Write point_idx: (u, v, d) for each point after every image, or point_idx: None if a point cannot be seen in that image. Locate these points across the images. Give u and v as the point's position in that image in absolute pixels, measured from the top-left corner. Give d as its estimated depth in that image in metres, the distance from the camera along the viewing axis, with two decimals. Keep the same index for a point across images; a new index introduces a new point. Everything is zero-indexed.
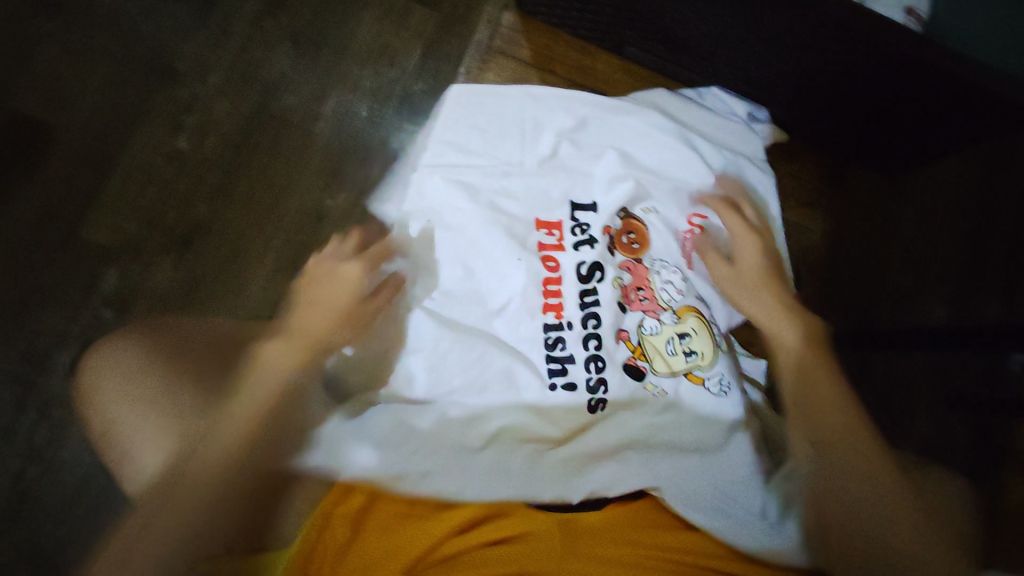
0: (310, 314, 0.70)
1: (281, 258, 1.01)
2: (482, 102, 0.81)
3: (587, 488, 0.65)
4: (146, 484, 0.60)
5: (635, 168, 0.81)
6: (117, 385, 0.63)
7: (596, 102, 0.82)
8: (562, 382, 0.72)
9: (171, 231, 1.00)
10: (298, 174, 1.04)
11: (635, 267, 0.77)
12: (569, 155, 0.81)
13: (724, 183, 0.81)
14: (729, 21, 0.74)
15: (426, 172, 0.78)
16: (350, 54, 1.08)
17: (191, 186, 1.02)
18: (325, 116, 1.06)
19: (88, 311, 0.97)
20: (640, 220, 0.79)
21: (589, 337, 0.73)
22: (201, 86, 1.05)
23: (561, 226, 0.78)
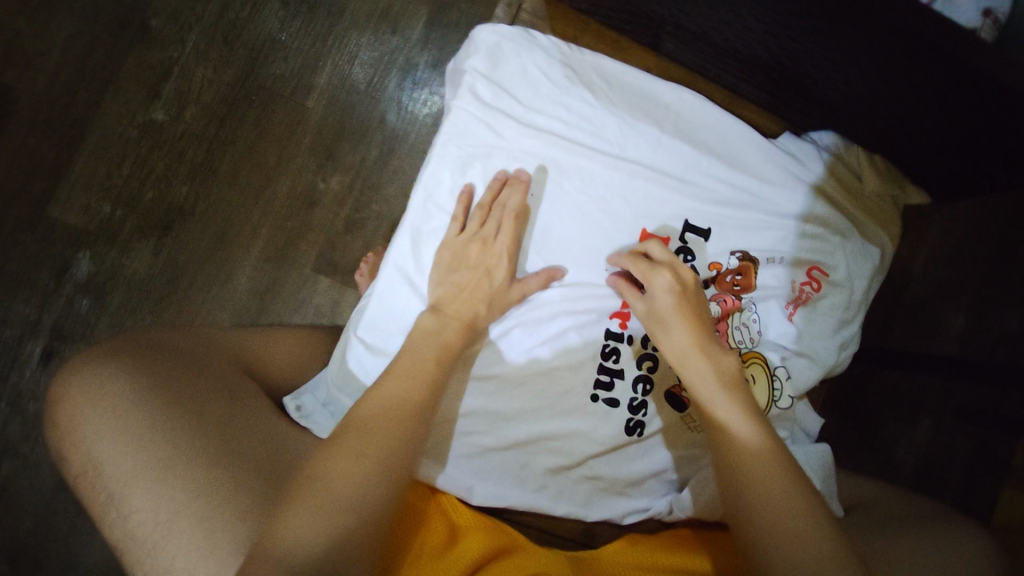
0: (463, 293, 0.55)
1: (269, 246, 0.94)
2: (553, 70, 0.60)
3: (602, 512, 0.59)
4: (149, 524, 0.41)
5: (741, 194, 0.62)
6: (111, 411, 0.43)
7: (700, 109, 0.63)
8: (604, 396, 0.59)
9: (150, 213, 0.93)
10: (288, 153, 0.95)
11: (729, 303, 0.62)
12: (678, 157, 0.62)
13: (846, 249, 0.63)
14: (815, 42, 0.56)
15: (471, 122, 0.59)
16: (347, 18, 0.96)
17: (170, 163, 0.93)
18: (318, 88, 0.95)
19: (64, 298, 0.91)
20: (755, 262, 0.62)
21: (645, 357, 0.60)
22: (180, 49, 0.94)
23: (667, 244, 0.61)
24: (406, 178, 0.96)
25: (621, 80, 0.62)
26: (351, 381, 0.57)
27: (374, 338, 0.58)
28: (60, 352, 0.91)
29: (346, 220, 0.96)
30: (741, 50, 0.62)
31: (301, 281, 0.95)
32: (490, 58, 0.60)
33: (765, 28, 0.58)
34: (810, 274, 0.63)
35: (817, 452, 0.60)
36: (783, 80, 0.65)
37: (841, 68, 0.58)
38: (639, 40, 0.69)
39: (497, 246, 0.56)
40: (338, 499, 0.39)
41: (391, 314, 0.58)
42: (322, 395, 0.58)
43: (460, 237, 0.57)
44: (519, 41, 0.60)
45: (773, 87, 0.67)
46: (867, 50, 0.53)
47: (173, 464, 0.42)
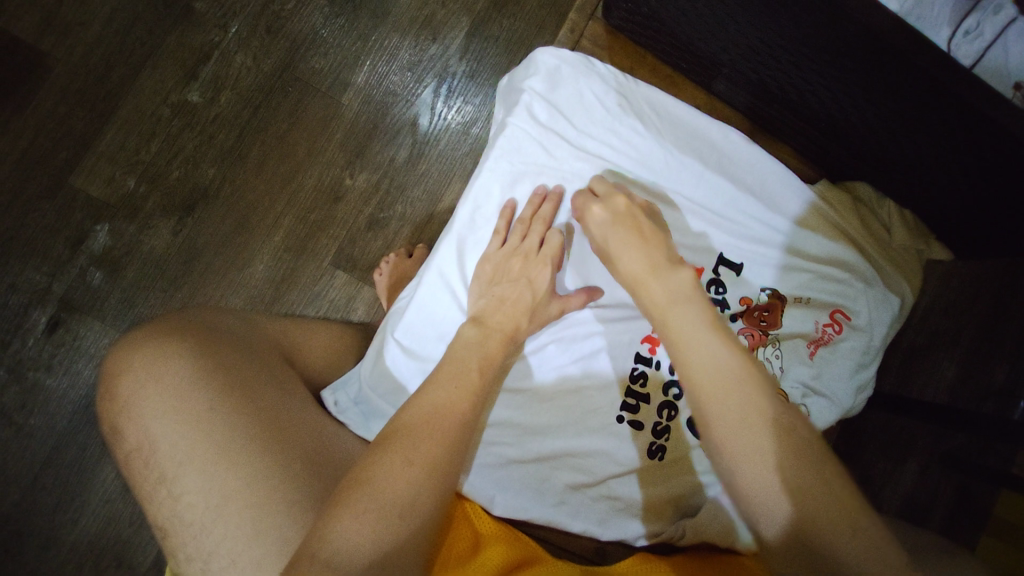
0: (504, 304, 0.55)
1: (290, 237, 0.94)
2: (606, 96, 0.62)
3: (620, 532, 0.59)
4: (198, 508, 0.45)
5: (774, 232, 0.64)
6: (165, 401, 0.46)
7: (742, 147, 0.65)
8: (630, 418, 0.60)
9: (174, 193, 0.92)
10: (318, 147, 0.95)
11: (755, 337, 0.63)
12: (717, 193, 0.64)
13: (868, 296, 0.65)
14: (865, 99, 0.58)
15: (523, 138, 0.60)
16: (390, 21, 0.97)
17: (199, 145, 0.93)
18: (354, 86, 0.96)
19: (76, 269, 0.90)
20: (783, 300, 0.64)
21: (671, 384, 0.61)
22: (222, 33, 0.94)
23: (700, 275, 0.63)
24: (433, 183, 0.97)
25: (671, 112, 0.64)
26: (386, 384, 0.58)
27: (410, 343, 0.59)
28: (65, 324, 0.89)
29: (368, 218, 0.96)
30: (787, 95, 0.65)
31: (318, 274, 0.95)
32: (547, 78, 0.61)
33: (816, 80, 0.60)
34: (835, 317, 0.65)
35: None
36: (824, 129, 0.67)
37: (887, 126, 0.60)
38: (690, 77, 0.72)
39: (539, 260, 0.57)
40: (387, 504, 0.40)
41: (429, 320, 0.59)
42: (356, 392, 0.59)
43: (501, 250, 0.58)
44: (578, 66, 0.62)
45: (811, 133, 0.69)
46: (924, 112, 0.55)
47: (224, 448, 0.45)
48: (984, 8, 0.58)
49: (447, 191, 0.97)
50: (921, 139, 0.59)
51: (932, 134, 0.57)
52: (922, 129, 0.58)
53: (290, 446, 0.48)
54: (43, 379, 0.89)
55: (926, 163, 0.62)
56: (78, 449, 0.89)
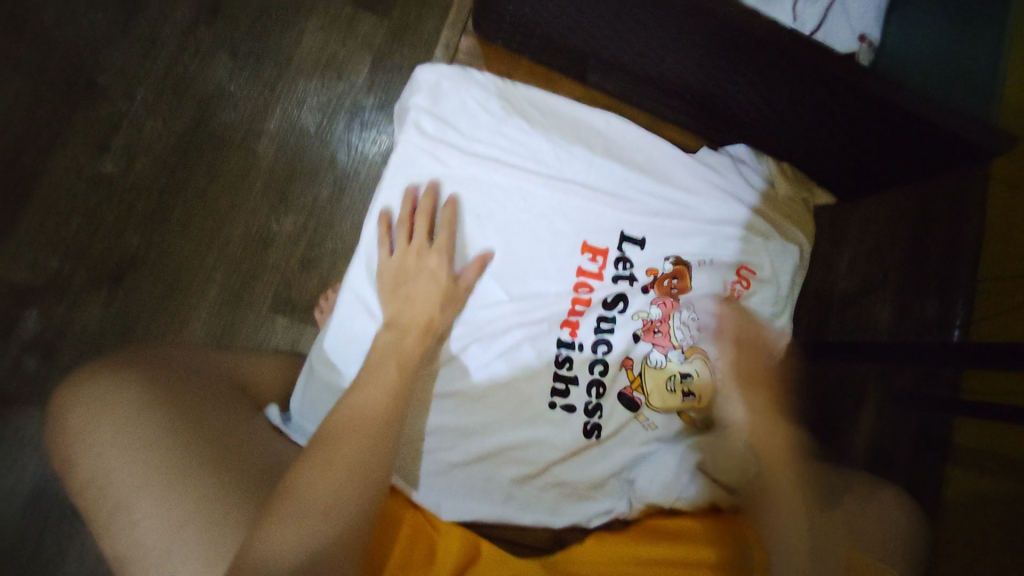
0: (413, 303, 0.58)
1: (225, 289, 0.95)
2: (489, 103, 0.65)
3: (571, 516, 0.61)
4: (153, 530, 0.45)
5: (670, 204, 0.68)
6: (121, 429, 0.48)
7: (626, 131, 0.69)
8: (561, 402, 0.61)
9: (101, 264, 0.92)
10: (241, 197, 0.97)
11: (669, 304, 0.65)
12: (608, 176, 0.67)
13: (767, 249, 0.69)
14: (723, 66, 0.63)
15: (416, 155, 0.63)
16: (294, 68, 1.00)
17: (120, 213, 0.93)
18: (268, 133, 0.99)
19: (10, 356, 0.88)
20: (689, 266, 0.67)
21: (595, 362, 0.63)
22: (128, 102, 0.96)
23: (607, 254, 0.65)
24: (360, 214, 0.99)
25: (553, 109, 0.68)
26: (320, 404, 0.60)
27: (334, 364, 0.60)
28: (5, 414, 0.87)
29: (300, 258, 0.97)
30: (656, 76, 0.70)
31: (260, 321, 0.95)
32: (429, 95, 0.64)
33: (676, 57, 0.64)
34: (741, 272, 0.68)
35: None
36: (698, 102, 0.72)
37: (748, 88, 0.65)
38: (572, 75, 0.76)
39: (432, 253, 0.60)
40: (308, 509, 0.41)
41: (354, 337, 0.60)
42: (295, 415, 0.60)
43: (393, 257, 0.60)
44: (455, 79, 0.65)
45: (689, 108, 0.74)
46: (773, 66, 0.59)
47: (180, 467, 0.47)
48: None
49: None
50: (779, 95, 0.64)
51: (787, 87, 0.62)
52: (776, 87, 0.63)
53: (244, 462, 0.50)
54: None
55: (791, 118, 0.67)
56: (34, 541, 0.86)
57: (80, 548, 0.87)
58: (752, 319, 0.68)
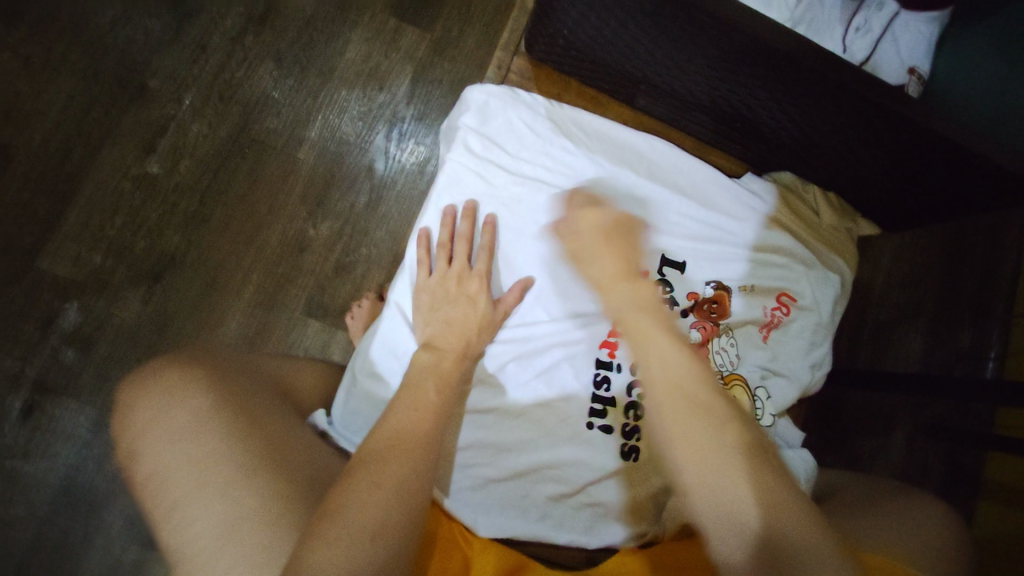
0: (451, 326, 0.58)
1: (260, 292, 0.96)
2: (535, 123, 0.66)
3: (610, 539, 0.59)
4: (203, 535, 0.46)
5: (711, 228, 0.68)
6: (183, 428, 0.50)
7: (668, 155, 0.69)
8: (599, 423, 0.61)
9: (140, 262, 0.94)
10: (279, 201, 0.99)
11: (707, 328, 0.65)
12: (650, 200, 0.68)
13: (808, 276, 0.69)
14: (772, 95, 0.63)
15: (463, 173, 0.64)
16: (337, 77, 1.02)
17: (162, 213, 0.96)
18: (309, 141, 1.01)
19: (50, 348, 0.90)
20: (729, 291, 0.67)
21: (634, 384, 0.63)
22: (176, 105, 0.98)
23: (647, 277, 0.66)
24: (395, 223, 1.00)
25: (598, 131, 0.68)
26: (363, 420, 0.60)
27: (377, 379, 0.61)
28: (41, 405, 0.89)
29: (333, 263, 0.99)
30: (702, 101, 0.70)
31: (292, 324, 0.96)
32: (476, 113, 0.65)
33: (724, 83, 0.65)
34: (782, 299, 0.68)
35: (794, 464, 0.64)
36: (742, 130, 0.72)
37: (796, 117, 0.65)
38: (615, 97, 0.77)
39: (473, 279, 0.61)
40: (357, 527, 0.41)
41: (401, 352, 0.61)
42: (337, 422, 0.61)
43: (432, 279, 0.61)
44: (504, 99, 0.66)
45: (731, 134, 0.74)
46: (823, 96, 0.59)
47: (238, 473, 0.48)
48: (869, 9, 0.73)
49: (409, 229, 1.01)
50: (827, 126, 0.64)
51: (836, 118, 0.62)
52: (825, 116, 0.63)
53: (295, 473, 0.50)
54: (22, 465, 0.88)
55: (837, 148, 0.67)
56: (63, 532, 0.87)
57: (106, 540, 0.88)
58: (794, 347, 0.67)
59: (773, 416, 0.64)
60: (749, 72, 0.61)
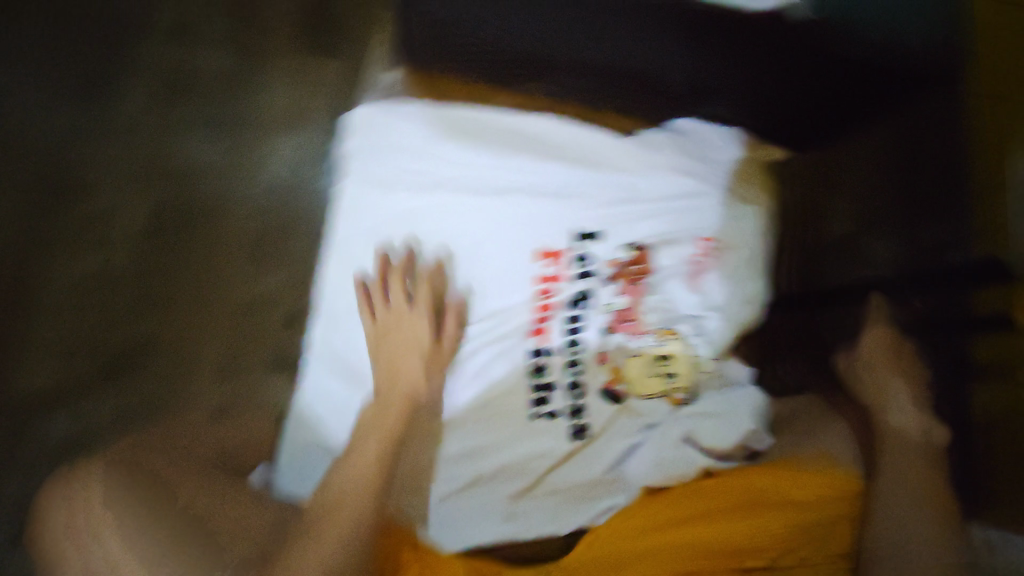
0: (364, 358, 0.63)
1: (218, 364, 0.95)
2: (416, 127, 0.64)
3: (579, 521, 0.59)
4: None
5: (617, 190, 0.67)
6: (104, 514, 0.50)
7: (559, 129, 0.68)
8: (545, 411, 0.61)
9: (90, 363, 0.90)
10: (218, 268, 0.96)
11: (632, 288, 0.65)
12: (554, 175, 0.65)
13: (725, 214, 0.68)
14: None
15: (354, 201, 0.65)
16: (248, 126, 0.98)
17: (103, 308, 0.92)
18: (234, 199, 0.97)
19: (19, 471, 0.87)
20: (648, 249, 0.66)
21: (572, 363, 0.62)
22: (89, 194, 0.93)
23: (564, 254, 0.64)
24: None
25: (483, 120, 0.67)
26: (308, 468, 0.62)
27: (313, 426, 0.63)
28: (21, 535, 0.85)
29: (287, 317, 0.98)
30: (590, 65, 0.67)
31: (259, 384, 0.96)
32: (355, 137, 0.66)
33: None
34: (703, 242, 0.67)
35: (746, 399, 0.64)
36: (638, 86, 0.71)
37: None
38: (499, 81, 0.74)
39: (380, 303, 0.63)
40: None
41: (327, 397, 0.63)
42: (286, 473, 0.62)
43: (341, 317, 0.64)
44: (380, 114, 0.66)
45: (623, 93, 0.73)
46: None
47: (167, 544, 0.49)
48: None
49: None
50: None
51: None
52: None
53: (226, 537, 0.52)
54: None
55: None
56: None
57: None
58: (723, 287, 0.67)
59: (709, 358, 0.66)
60: None
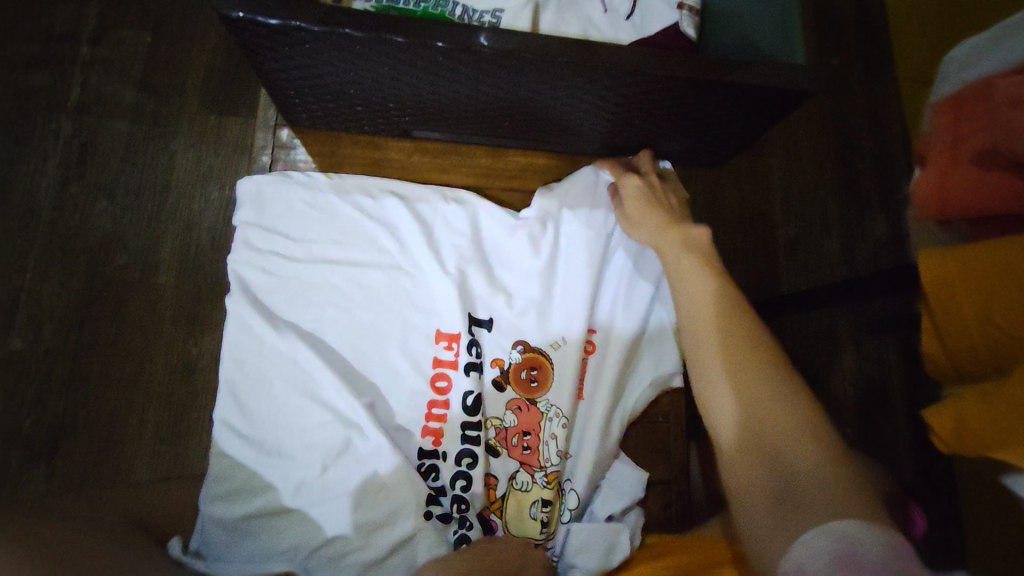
0: (280, 424, 0.61)
1: (162, 427, 0.94)
2: (315, 200, 0.70)
3: None
4: None
5: (512, 253, 0.72)
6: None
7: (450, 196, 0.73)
8: (437, 512, 0.61)
9: (32, 441, 0.91)
10: (153, 333, 0.96)
11: (525, 408, 0.67)
12: (448, 243, 0.71)
13: (617, 272, 0.73)
14: (536, 87, 0.61)
15: (255, 270, 0.67)
16: (173, 192, 1.01)
17: (40, 383, 0.93)
18: (164, 264, 0.98)
19: None
20: (544, 355, 0.68)
21: (458, 475, 0.63)
22: (23, 275, 0.96)
23: (460, 339, 0.67)
24: None
25: (379, 190, 0.72)
26: (222, 547, 0.59)
27: (228, 501, 0.60)
28: None
29: None
30: (477, 112, 0.68)
31: (204, 449, 0.94)
32: (252, 205, 0.68)
33: (491, 93, 0.63)
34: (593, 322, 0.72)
35: (594, 530, 0.62)
36: (529, 126, 0.71)
37: (573, 97, 0.63)
38: (388, 134, 0.75)
39: (291, 366, 0.63)
40: None
41: (235, 470, 0.61)
42: (206, 540, 0.59)
43: (251, 382, 0.63)
44: (276, 185, 0.69)
45: (515, 132, 0.73)
46: (581, 71, 0.58)
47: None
48: None
49: None
50: (603, 93, 0.62)
51: (602, 84, 0.60)
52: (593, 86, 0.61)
53: None
54: None
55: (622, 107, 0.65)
56: None
57: None
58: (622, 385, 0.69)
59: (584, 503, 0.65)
60: (501, 75, 0.59)
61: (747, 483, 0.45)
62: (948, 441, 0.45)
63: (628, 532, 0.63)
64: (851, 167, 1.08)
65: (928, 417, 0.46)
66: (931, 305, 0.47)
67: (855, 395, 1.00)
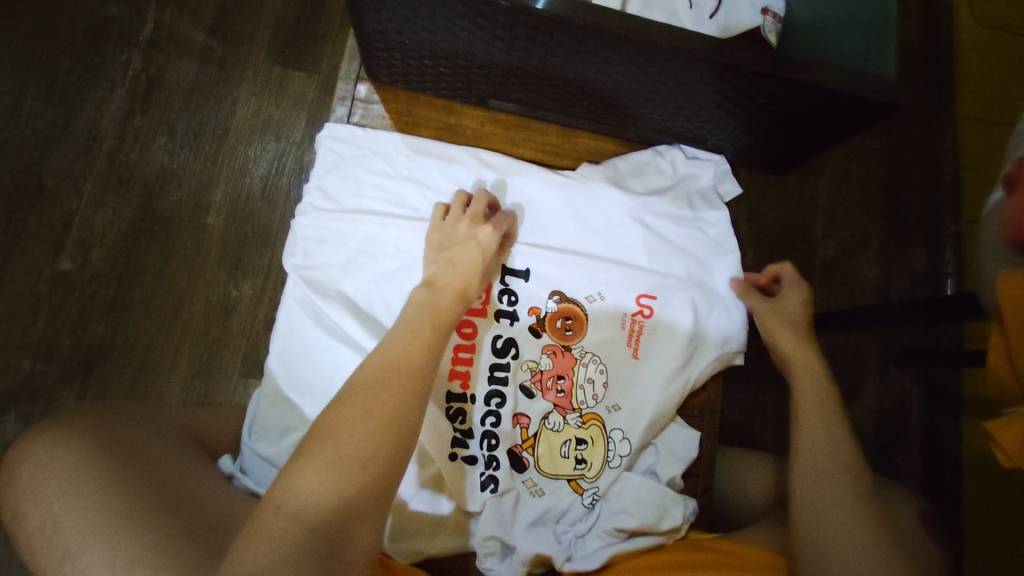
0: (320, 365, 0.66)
1: (194, 363, 0.95)
2: (384, 158, 0.73)
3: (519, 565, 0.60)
4: None
5: (567, 227, 0.74)
6: (70, 479, 0.46)
7: (515, 165, 0.75)
8: (463, 454, 0.65)
9: (70, 359, 0.93)
10: (196, 270, 0.98)
11: (560, 354, 0.70)
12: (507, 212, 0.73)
13: (669, 259, 0.73)
14: (629, 69, 0.62)
15: (317, 220, 0.71)
16: (231, 135, 1.03)
17: (84, 307, 0.95)
18: (215, 205, 1.00)
19: None
20: (581, 308, 0.71)
21: (487, 414, 0.67)
22: (79, 198, 0.98)
23: (489, 289, 0.71)
24: None
25: (443, 156, 0.74)
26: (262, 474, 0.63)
27: (265, 439, 0.64)
28: None
29: (266, 320, 0.99)
30: (555, 83, 0.67)
31: (232, 387, 0.96)
32: (325, 160, 0.73)
33: (583, 69, 0.63)
34: (642, 297, 0.71)
35: (655, 489, 0.64)
36: (608, 108, 0.72)
37: (661, 83, 0.64)
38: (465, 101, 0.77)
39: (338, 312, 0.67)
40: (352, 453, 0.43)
41: (275, 418, 0.65)
42: (252, 465, 0.64)
43: (308, 324, 0.67)
44: (349, 143, 0.73)
45: (589, 111, 0.74)
46: (674, 58, 0.58)
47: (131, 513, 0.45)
48: None
49: None
50: (691, 82, 0.63)
51: (693, 74, 0.61)
52: (686, 74, 0.62)
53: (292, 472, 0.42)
54: None
55: (710, 97, 0.66)
56: None
57: None
58: (661, 359, 0.70)
59: (627, 451, 0.67)
60: (598, 54, 0.60)
61: (844, 527, 0.52)
62: (1012, 455, 0.52)
63: (679, 494, 0.64)
64: (898, 197, 1.08)
65: (994, 430, 0.53)
66: (1008, 327, 0.53)
67: (874, 421, 1.00)
